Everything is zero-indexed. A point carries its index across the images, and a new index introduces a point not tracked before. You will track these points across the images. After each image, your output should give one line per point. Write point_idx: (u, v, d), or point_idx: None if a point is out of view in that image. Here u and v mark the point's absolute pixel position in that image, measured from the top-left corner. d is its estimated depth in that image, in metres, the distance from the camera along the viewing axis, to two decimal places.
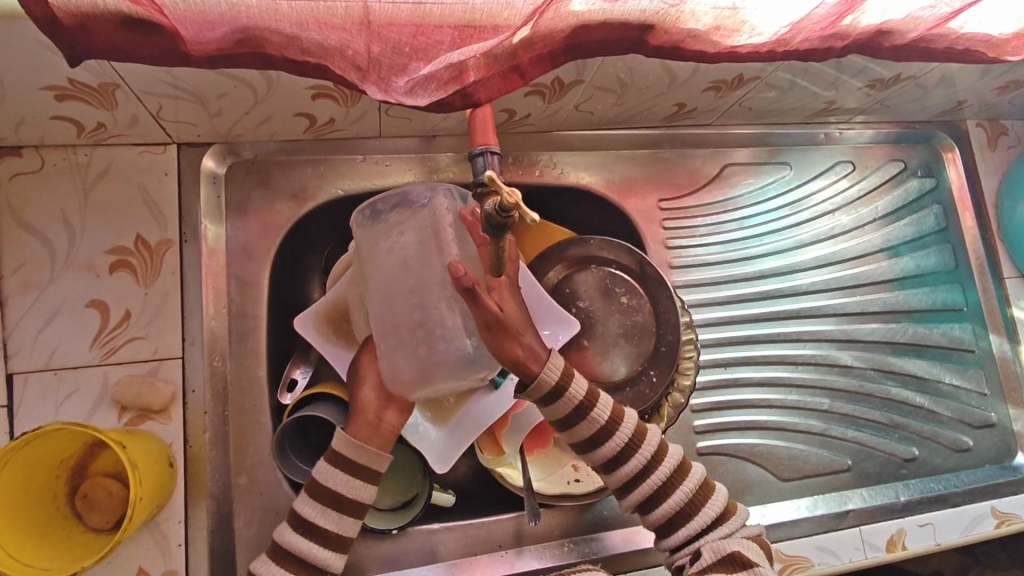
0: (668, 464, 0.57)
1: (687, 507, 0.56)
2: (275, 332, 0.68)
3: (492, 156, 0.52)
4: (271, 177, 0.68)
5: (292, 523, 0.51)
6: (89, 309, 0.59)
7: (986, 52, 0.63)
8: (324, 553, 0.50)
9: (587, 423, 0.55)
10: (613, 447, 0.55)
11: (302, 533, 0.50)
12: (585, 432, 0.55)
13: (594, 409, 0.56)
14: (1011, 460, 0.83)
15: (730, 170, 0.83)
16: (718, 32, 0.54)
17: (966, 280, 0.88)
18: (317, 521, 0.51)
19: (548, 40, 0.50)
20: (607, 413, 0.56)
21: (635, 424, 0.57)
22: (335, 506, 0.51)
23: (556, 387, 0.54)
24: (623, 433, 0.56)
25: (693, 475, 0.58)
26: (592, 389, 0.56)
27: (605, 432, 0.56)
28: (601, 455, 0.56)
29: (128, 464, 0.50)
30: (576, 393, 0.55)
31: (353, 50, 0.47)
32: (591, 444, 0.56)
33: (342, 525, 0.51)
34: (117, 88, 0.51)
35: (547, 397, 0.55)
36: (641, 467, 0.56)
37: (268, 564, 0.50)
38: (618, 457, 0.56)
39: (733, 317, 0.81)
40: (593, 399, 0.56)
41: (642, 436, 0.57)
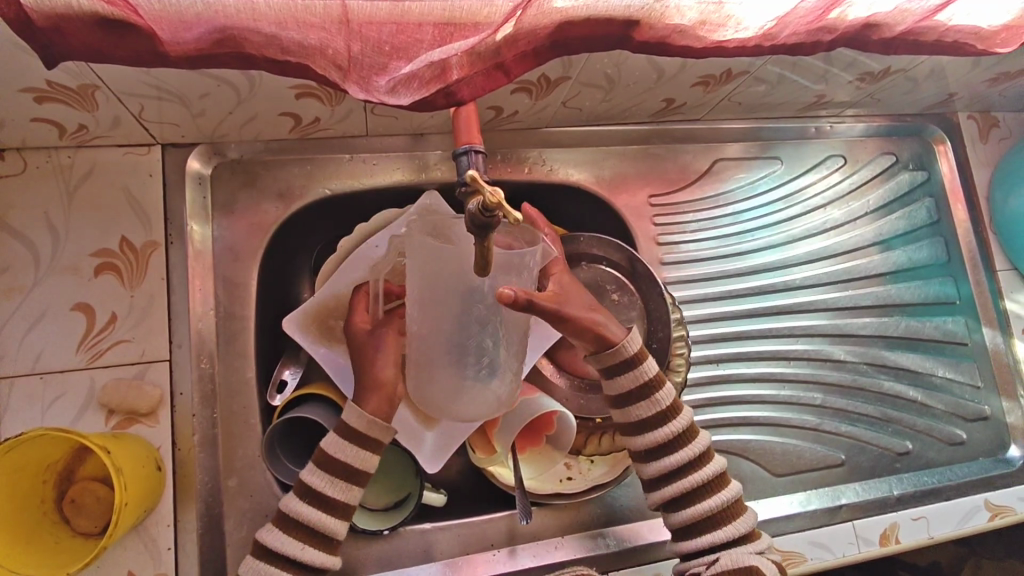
0: (712, 469, 0.57)
1: (716, 515, 0.57)
2: (264, 333, 0.68)
3: (477, 156, 0.49)
4: (258, 178, 0.67)
5: (299, 492, 0.52)
6: (74, 313, 0.58)
7: (976, 43, 0.63)
8: (331, 521, 0.51)
9: (646, 404, 0.57)
10: (663, 435, 0.56)
11: (310, 503, 0.51)
12: (640, 413, 0.57)
13: (658, 392, 0.57)
14: (1005, 453, 0.83)
15: (721, 165, 0.83)
16: (703, 26, 0.53)
17: (959, 273, 0.88)
18: (325, 491, 0.51)
19: (531, 37, 0.50)
20: (668, 401, 0.57)
21: (690, 422, 0.58)
22: (342, 477, 0.52)
23: (631, 359, 0.57)
24: (678, 424, 0.57)
25: (731, 488, 0.58)
26: (661, 375, 0.58)
27: (661, 418, 0.57)
28: (650, 440, 0.57)
29: (113, 469, 0.50)
30: (646, 371, 0.57)
31: (334, 49, 0.47)
32: (642, 427, 0.57)
33: (348, 493, 0.52)
34: (96, 90, 0.51)
35: (615, 368, 0.57)
36: (686, 462, 0.57)
37: (277, 532, 0.51)
38: (664, 447, 0.57)
39: (725, 313, 0.81)
40: (659, 385, 0.57)
41: (693, 435, 0.58)
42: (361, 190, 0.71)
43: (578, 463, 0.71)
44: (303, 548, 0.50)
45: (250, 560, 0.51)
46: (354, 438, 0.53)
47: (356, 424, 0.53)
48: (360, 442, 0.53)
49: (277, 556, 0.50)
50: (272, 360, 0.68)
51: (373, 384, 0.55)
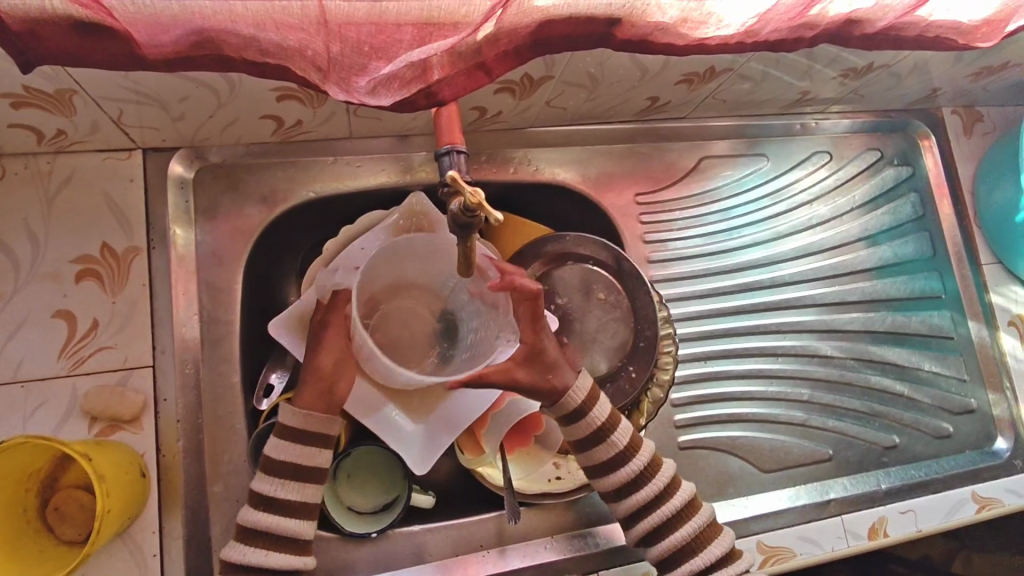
0: (680, 498, 0.57)
1: (692, 543, 0.56)
2: (249, 337, 0.67)
3: (458, 156, 0.49)
4: (241, 181, 0.67)
5: (254, 502, 0.51)
6: (55, 320, 0.58)
7: (957, 39, 0.63)
8: (289, 522, 0.50)
9: (605, 447, 0.56)
10: (628, 473, 0.56)
11: (265, 509, 0.50)
12: (600, 455, 0.56)
13: (614, 433, 0.56)
14: (991, 446, 0.83)
15: (707, 163, 0.83)
16: (685, 24, 0.53)
17: (944, 268, 0.88)
18: (276, 494, 0.50)
19: (512, 36, 0.50)
20: (626, 439, 0.56)
21: (651, 454, 0.57)
22: (293, 478, 0.51)
23: (580, 408, 0.56)
24: (639, 461, 0.56)
25: (702, 512, 0.58)
26: (614, 414, 0.57)
27: (621, 458, 0.56)
28: (614, 480, 0.56)
29: (95, 476, 0.49)
30: (598, 417, 0.56)
31: (313, 50, 0.46)
32: (606, 468, 0.56)
33: (304, 494, 0.51)
34: (74, 94, 0.51)
35: (569, 416, 0.56)
36: (653, 498, 0.56)
37: (240, 546, 0.49)
38: (629, 485, 0.56)
39: (713, 310, 0.81)
40: (614, 425, 0.56)
41: (657, 467, 0.57)
42: (346, 192, 0.70)
43: (568, 463, 0.70)
44: (267, 554, 0.49)
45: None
46: (293, 438, 0.52)
47: (297, 422, 0.52)
48: (299, 440, 0.52)
49: (243, 568, 0.49)
50: (257, 363, 0.68)
51: (309, 376, 0.54)
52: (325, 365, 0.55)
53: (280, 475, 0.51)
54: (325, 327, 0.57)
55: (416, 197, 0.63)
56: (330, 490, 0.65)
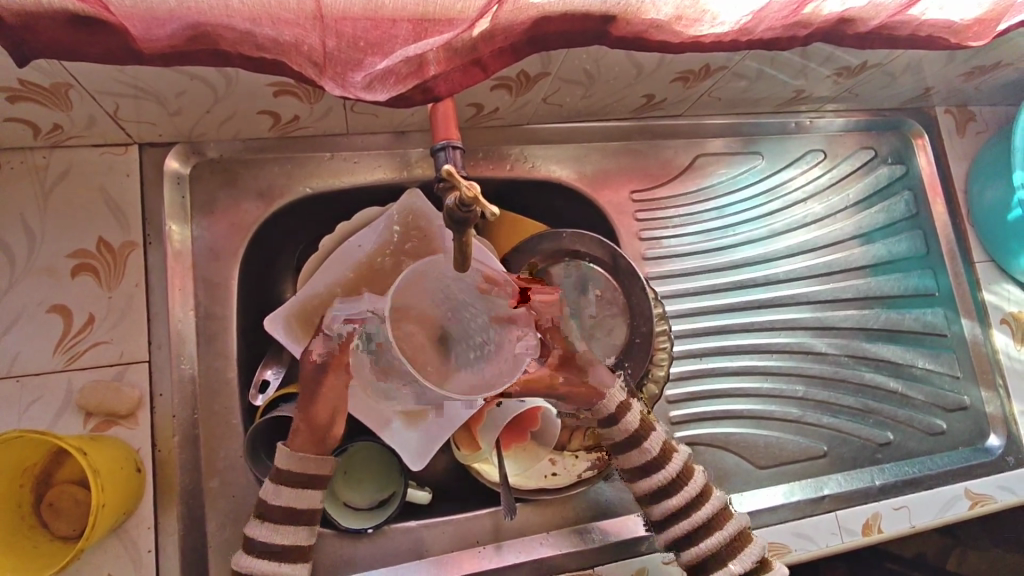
0: (712, 506, 0.56)
1: (722, 551, 0.55)
2: (246, 332, 0.67)
3: (454, 151, 0.49)
4: (237, 176, 0.67)
5: (247, 549, 0.50)
6: (51, 315, 0.58)
7: (949, 38, 0.64)
8: (282, 568, 0.50)
9: (638, 452, 0.57)
10: (659, 480, 0.56)
11: (260, 556, 0.49)
12: (633, 460, 0.57)
13: (648, 440, 0.56)
14: (984, 442, 0.84)
15: (702, 161, 0.83)
16: (680, 21, 0.54)
17: (938, 265, 0.89)
18: (270, 540, 0.50)
19: (508, 32, 0.50)
20: (660, 447, 0.57)
21: (684, 461, 0.57)
22: (287, 524, 0.50)
23: (614, 415, 0.56)
24: (672, 468, 0.56)
25: (734, 522, 0.57)
26: (650, 420, 0.57)
27: (653, 466, 0.56)
28: (647, 486, 0.57)
29: (89, 471, 0.49)
30: (631, 423, 0.56)
31: (309, 45, 0.46)
32: (639, 473, 0.57)
33: (296, 536, 0.51)
34: (69, 88, 0.51)
35: (604, 420, 0.57)
36: (684, 505, 0.56)
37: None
38: (662, 491, 0.56)
39: (709, 307, 0.82)
40: (649, 430, 0.57)
41: (690, 474, 0.57)
42: (342, 188, 0.70)
43: (564, 459, 0.70)
44: None
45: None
46: (285, 481, 0.51)
47: (287, 464, 0.50)
48: (289, 484, 0.51)
49: None
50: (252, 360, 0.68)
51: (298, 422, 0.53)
52: (321, 412, 0.54)
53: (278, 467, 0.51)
54: (327, 372, 0.55)
55: (411, 192, 0.64)
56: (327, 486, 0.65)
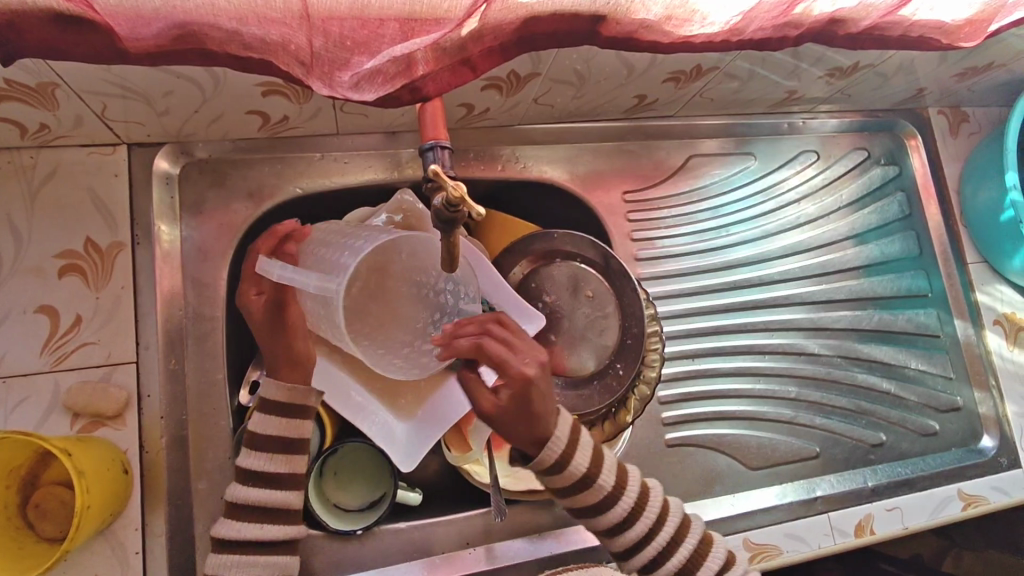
0: (671, 525, 0.58)
1: (689, 563, 0.57)
2: (234, 333, 0.67)
3: (442, 151, 0.50)
4: (226, 177, 0.67)
5: (243, 479, 0.56)
6: (38, 315, 0.57)
7: (940, 38, 0.64)
8: (278, 493, 0.56)
9: (592, 493, 0.55)
10: (618, 513, 0.55)
11: (254, 484, 0.55)
12: (586, 501, 0.55)
13: (600, 477, 0.55)
14: (977, 443, 0.84)
15: (695, 161, 0.83)
16: (670, 21, 0.54)
17: (931, 266, 0.89)
18: (266, 468, 0.56)
19: (497, 32, 0.50)
20: (613, 481, 0.56)
21: (637, 486, 0.57)
22: (279, 451, 0.57)
23: (560, 461, 0.54)
24: (627, 500, 0.56)
25: (693, 530, 0.59)
26: (596, 456, 0.55)
27: (609, 501, 0.55)
28: (606, 522, 0.56)
29: (74, 472, 0.49)
30: (579, 467, 0.54)
31: (296, 44, 0.46)
32: (594, 511, 0.56)
33: (289, 465, 0.57)
34: (56, 88, 0.50)
35: (549, 469, 0.54)
36: (646, 531, 0.56)
37: (229, 522, 0.55)
38: (622, 523, 0.56)
39: (701, 308, 0.81)
40: (598, 469, 0.55)
41: (645, 499, 0.57)
42: (333, 189, 0.70)
43: None
44: (261, 526, 0.55)
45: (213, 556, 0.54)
46: (273, 410, 0.57)
47: (278, 395, 0.57)
48: (277, 413, 0.57)
49: (235, 542, 0.54)
50: (241, 360, 0.68)
51: (281, 360, 0.58)
52: (301, 350, 0.59)
53: (267, 399, 0.57)
54: (281, 309, 0.58)
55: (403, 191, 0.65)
56: (317, 486, 0.64)
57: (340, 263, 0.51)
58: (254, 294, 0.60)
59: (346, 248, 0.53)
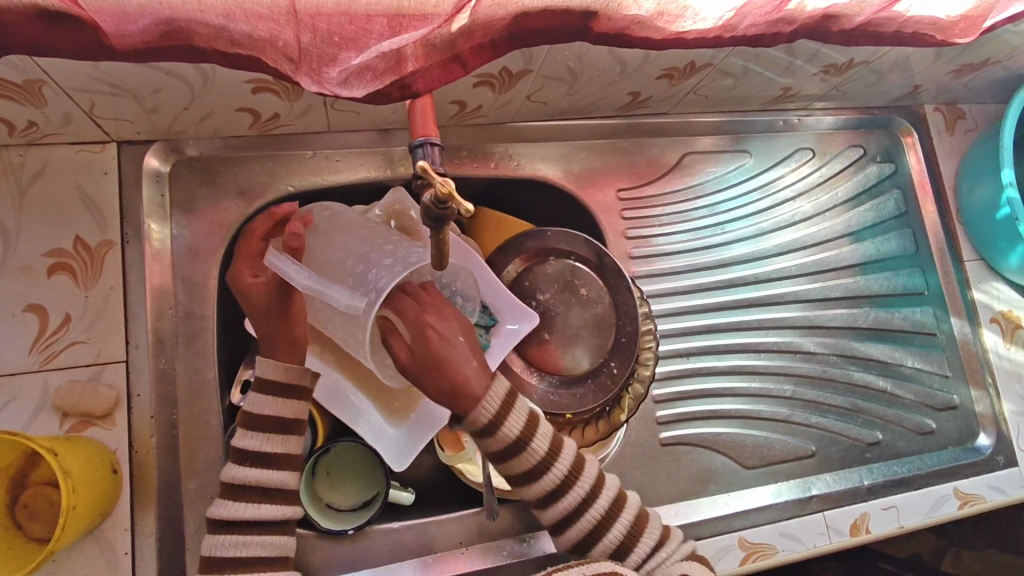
0: (607, 498, 0.54)
1: (624, 540, 0.54)
2: (226, 332, 0.67)
3: (432, 148, 0.48)
4: (217, 175, 0.66)
5: (239, 459, 0.53)
6: (26, 314, 0.57)
7: (935, 34, 0.63)
8: (275, 473, 0.54)
9: (524, 458, 0.52)
10: (551, 482, 0.52)
11: (250, 464, 0.53)
12: (519, 468, 0.52)
13: (532, 442, 0.52)
14: (974, 442, 0.83)
15: (690, 159, 0.82)
16: (662, 17, 0.53)
17: (927, 264, 0.88)
18: (263, 448, 0.53)
19: (488, 28, 0.49)
20: (546, 447, 0.53)
21: (572, 455, 0.54)
22: (277, 432, 0.54)
23: (491, 422, 0.51)
24: (561, 468, 0.53)
25: (630, 506, 0.56)
26: (531, 421, 0.53)
27: (542, 469, 0.52)
28: (538, 491, 0.53)
29: (60, 473, 0.48)
30: (511, 429, 0.51)
31: (283, 40, 0.46)
32: (527, 478, 0.53)
33: (286, 445, 0.55)
34: (43, 85, 0.50)
35: (480, 431, 0.52)
36: (580, 503, 0.53)
37: (227, 503, 0.51)
38: (554, 493, 0.53)
39: (696, 307, 0.81)
40: (532, 433, 0.52)
41: (580, 468, 0.54)
42: (325, 187, 0.70)
43: None
44: (259, 506, 0.52)
45: (208, 537, 0.51)
46: (272, 391, 0.55)
47: (277, 375, 0.55)
48: (277, 393, 0.55)
49: (234, 522, 0.51)
50: (233, 360, 0.67)
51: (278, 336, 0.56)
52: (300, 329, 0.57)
53: (262, 377, 0.55)
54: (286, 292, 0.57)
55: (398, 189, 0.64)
56: (308, 486, 0.64)
57: (372, 282, 0.53)
58: (252, 276, 0.57)
59: (372, 266, 0.55)
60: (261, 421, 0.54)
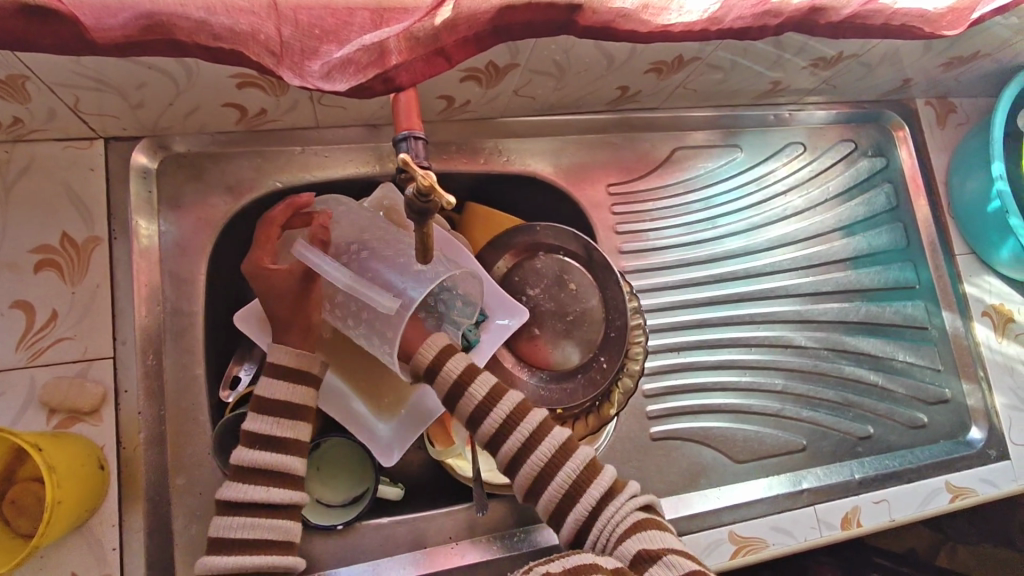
0: (547, 444, 0.51)
1: (570, 489, 0.50)
2: (214, 328, 0.66)
3: (416, 142, 0.48)
4: (205, 171, 0.66)
5: (248, 442, 0.51)
6: (13, 310, 0.57)
7: (923, 27, 0.63)
8: (283, 458, 0.52)
9: (463, 401, 0.53)
10: (488, 426, 0.52)
11: (259, 448, 0.51)
12: (464, 413, 0.53)
13: (471, 386, 0.53)
14: (965, 436, 0.83)
15: (681, 154, 0.82)
16: (646, 10, 0.53)
17: (918, 257, 0.88)
18: (271, 432, 0.52)
19: (472, 22, 0.49)
20: (485, 391, 0.53)
21: (515, 403, 0.53)
22: (286, 416, 0.53)
23: (432, 367, 0.54)
24: (501, 410, 0.52)
25: (578, 455, 0.51)
26: (472, 368, 0.54)
27: (481, 412, 0.52)
28: (482, 436, 0.52)
29: (44, 467, 0.48)
30: (450, 371, 0.53)
31: (265, 34, 0.46)
32: (472, 424, 0.53)
33: (295, 431, 0.53)
34: (26, 80, 0.50)
35: (425, 378, 0.55)
36: (519, 448, 0.51)
37: (234, 484, 0.50)
38: (494, 437, 0.52)
39: (686, 300, 0.81)
40: (471, 377, 0.54)
41: (521, 415, 0.52)
42: (314, 182, 0.70)
43: None
44: (267, 489, 0.50)
45: (216, 519, 0.50)
46: (285, 376, 0.54)
47: (290, 361, 0.54)
48: (291, 379, 0.54)
49: (240, 504, 0.49)
50: (222, 356, 0.67)
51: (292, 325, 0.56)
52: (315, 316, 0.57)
53: (278, 363, 0.54)
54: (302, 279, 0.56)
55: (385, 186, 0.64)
56: None
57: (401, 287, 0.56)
58: (271, 264, 0.56)
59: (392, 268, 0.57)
60: (272, 405, 0.53)
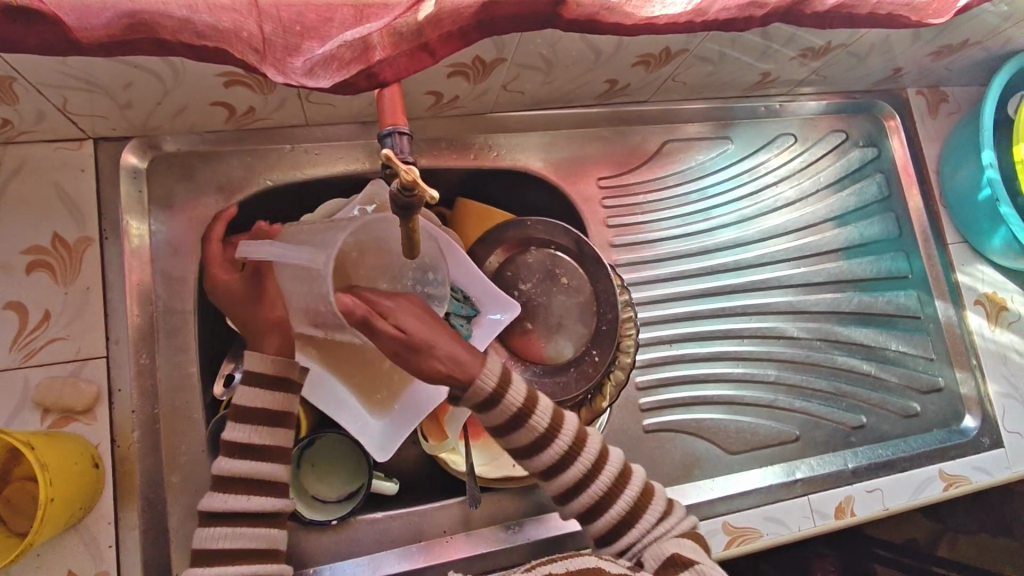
0: (609, 472, 0.53)
1: (628, 514, 0.53)
2: (207, 327, 0.67)
3: (400, 137, 0.48)
4: (194, 169, 0.66)
5: (229, 451, 0.52)
6: (6, 311, 0.57)
7: (909, 15, 0.63)
8: (264, 465, 0.53)
9: (526, 432, 0.51)
10: (552, 455, 0.52)
11: (239, 456, 0.52)
12: (521, 441, 0.51)
13: (535, 415, 0.51)
14: (959, 425, 0.83)
15: (672, 146, 0.82)
16: (631, 2, 0.53)
17: (910, 247, 0.88)
18: (252, 440, 0.52)
19: (455, 16, 0.50)
20: (548, 419, 0.52)
21: (574, 430, 0.53)
22: (266, 422, 0.53)
23: (495, 395, 0.49)
24: (564, 440, 0.52)
25: (634, 480, 0.54)
26: (532, 392, 0.52)
27: (544, 441, 0.52)
28: (541, 463, 0.52)
29: (38, 466, 0.49)
30: (514, 401, 0.50)
31: (248, 31, 0.46)
32: (530, 452, 0.52)
33: (274, 437, 0.54)
34: (13, 82, 0.50)
35: (479, 406, 0.50)
36: (581, 476, 0.52)
37: (218, 494, 0.51)
38: (557, 465, 0.52)
39: (680, 293, 0.81)
40: (533, 404, 0.51)
41: (581, 443, 0.53)
42: (304, 180, 0.70)
43: None
44: (248, 497, 0.51)
45: (199, 529, 0.50)
46: (261, 383, 0.54)
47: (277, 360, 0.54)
48: (266, 386, 0.54)
49: (223, 514, 0.50)
50: (215, 355, 0.68)
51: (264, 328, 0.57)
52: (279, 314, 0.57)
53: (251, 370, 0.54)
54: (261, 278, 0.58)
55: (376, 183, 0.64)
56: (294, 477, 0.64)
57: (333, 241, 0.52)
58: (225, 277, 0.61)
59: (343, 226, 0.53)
60: (250, 411, 0.53)
